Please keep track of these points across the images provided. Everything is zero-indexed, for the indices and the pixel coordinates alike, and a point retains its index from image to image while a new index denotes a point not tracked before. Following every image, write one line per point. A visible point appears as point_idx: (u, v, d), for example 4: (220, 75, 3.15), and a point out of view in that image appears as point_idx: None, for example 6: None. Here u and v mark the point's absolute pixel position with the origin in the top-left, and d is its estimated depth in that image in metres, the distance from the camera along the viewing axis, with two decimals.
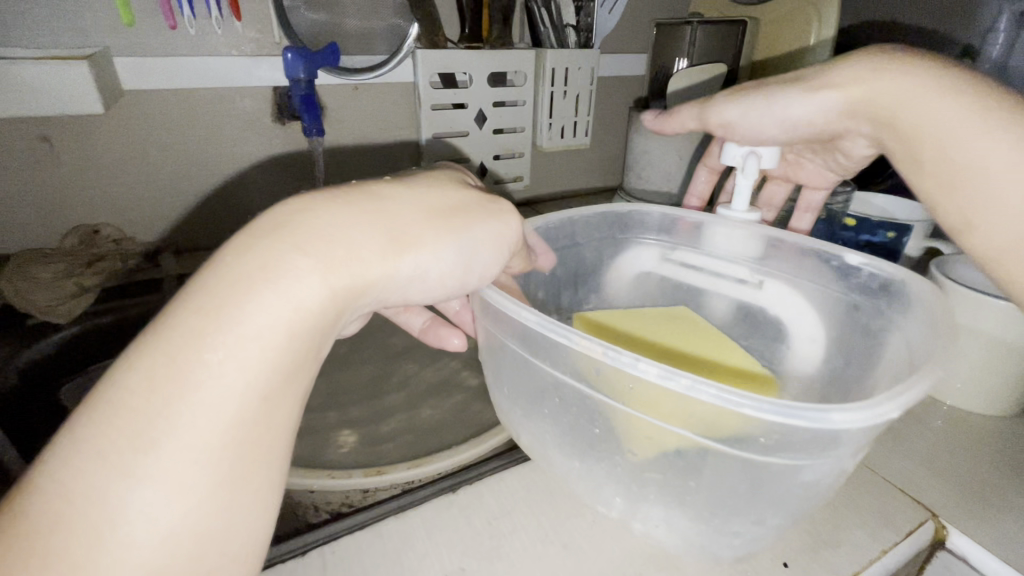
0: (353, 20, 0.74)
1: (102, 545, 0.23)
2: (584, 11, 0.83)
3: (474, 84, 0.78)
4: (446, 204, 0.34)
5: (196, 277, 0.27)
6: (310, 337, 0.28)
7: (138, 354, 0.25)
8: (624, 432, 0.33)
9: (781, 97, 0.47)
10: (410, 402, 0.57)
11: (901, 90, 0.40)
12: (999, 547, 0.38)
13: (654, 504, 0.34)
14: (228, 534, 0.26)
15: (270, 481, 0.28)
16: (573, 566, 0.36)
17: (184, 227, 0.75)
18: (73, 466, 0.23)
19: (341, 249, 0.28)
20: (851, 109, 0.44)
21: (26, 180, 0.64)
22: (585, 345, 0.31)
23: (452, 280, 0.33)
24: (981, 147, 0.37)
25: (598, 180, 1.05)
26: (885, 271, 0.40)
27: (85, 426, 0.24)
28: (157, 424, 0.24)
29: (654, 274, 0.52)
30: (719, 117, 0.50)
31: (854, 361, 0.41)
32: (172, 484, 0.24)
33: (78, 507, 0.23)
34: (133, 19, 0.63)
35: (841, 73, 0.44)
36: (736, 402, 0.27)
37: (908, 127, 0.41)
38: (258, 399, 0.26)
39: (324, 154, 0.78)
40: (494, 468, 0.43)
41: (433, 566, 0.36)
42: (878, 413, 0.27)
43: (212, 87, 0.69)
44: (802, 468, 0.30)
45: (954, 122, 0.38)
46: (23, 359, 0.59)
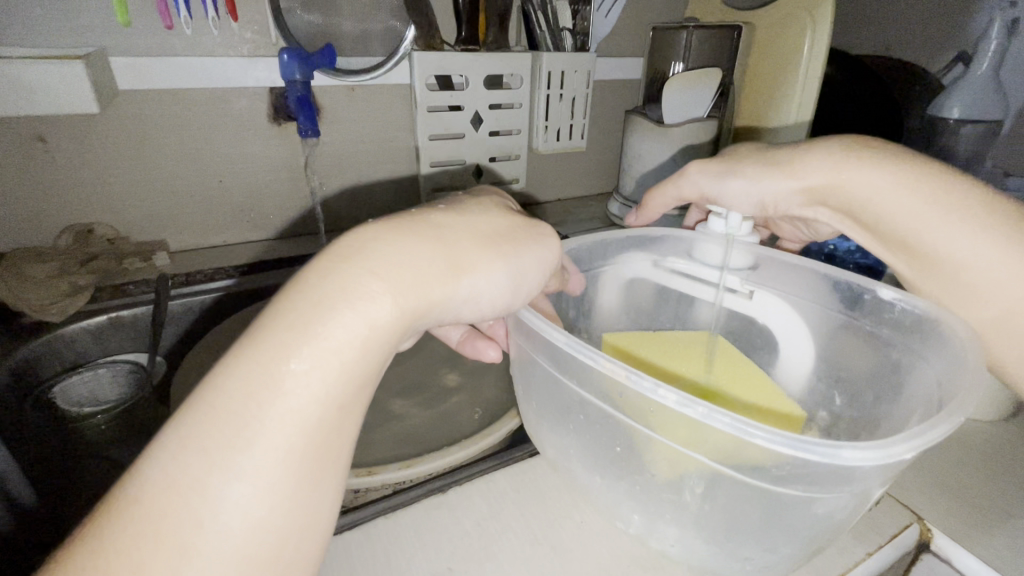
0: (349, 21, 0.74)
1: (198, 539, 0.24)
2: (580, 15, 0.84)
3: (470, 86, 0.79)
4: (502, 228, 0.34)
5: (282, 292, 0.28)
6: (382, 353, 0.29)
7: (234, 361, 0.26)
8: (647, 457, 0.33)
9: (753, 178, 0.46)
10: (404, 403, 0.57)
11: (873, 185, 0.42)
12: (981, 549, 0.38)
13: (669, 523, 0.34)
14: (301, 536, 0.26)
15: (335, 485, 0.28)
16: (560, 565, 0.36)
17: (178, 227, 0.75)
18: (180, 458, 0.24)
19: (411, 271, 0.29)
20: (815, 195, 0.45)
21: (21, 179, 0.64)
22: (608, 367, 0.31)
23: (506, 301, 0.34)
24: (949, 243, 0.40)
25: (595, 182, 1.05)
26: (916, 308, 0.39)
27: (188, 422, 0.25)
28: (250, 426, 0.25)
29: (659, 284, 0.52)
30: (697, 189, 0.49)
31: (875, 390, 0.41)
32: (261, 485, 0.25)
33: (179, 501, 0.24)
34: (129, 19, 0.63)
35: (812, 163, 0.44)
36: (749, 432, 0.28)
37: (877, 220, 0.43)
38: (335, 409, 0.27)
39: (319, 155, 0.79)
40: (483, 469, 0.44)
41: (421, 565, 0.36)
42: (891, 454, 0.27)
43: (208, 87, 0.69)
44: (815, 503, 0.30)
45: (918, 219, 0.41)
46: (18, 357, 0.59)
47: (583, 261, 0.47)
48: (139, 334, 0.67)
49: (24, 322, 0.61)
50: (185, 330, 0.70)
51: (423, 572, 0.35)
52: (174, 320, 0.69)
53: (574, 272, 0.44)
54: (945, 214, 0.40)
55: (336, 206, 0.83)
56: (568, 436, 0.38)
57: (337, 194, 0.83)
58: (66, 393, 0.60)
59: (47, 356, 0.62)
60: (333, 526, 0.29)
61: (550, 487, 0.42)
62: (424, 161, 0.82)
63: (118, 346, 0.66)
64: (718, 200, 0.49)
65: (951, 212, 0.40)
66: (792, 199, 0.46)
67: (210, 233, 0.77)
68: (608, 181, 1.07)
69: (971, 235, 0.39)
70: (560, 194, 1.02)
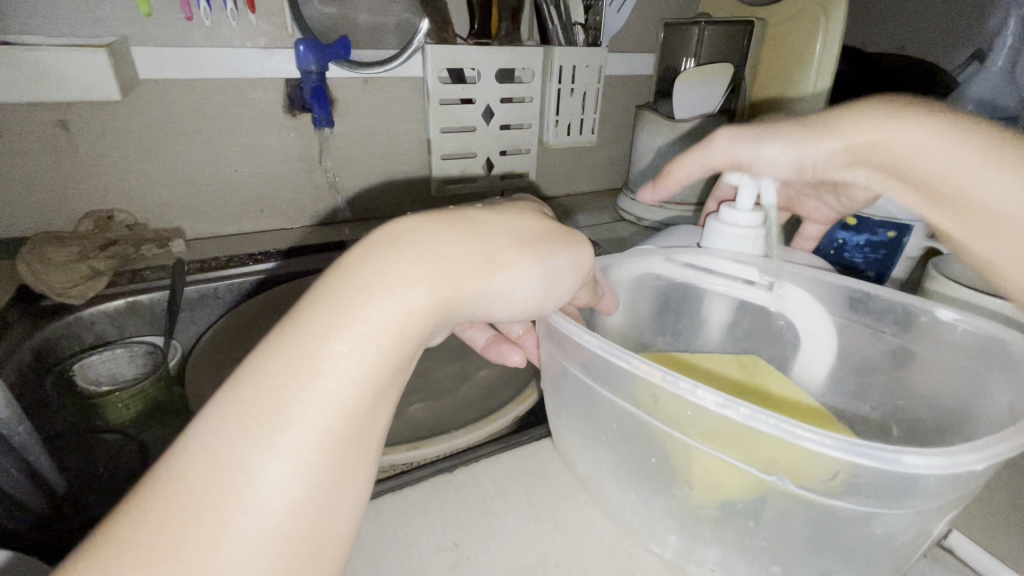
0: (364, 15, 0.75)
1: (239, 514, 0.23)
2: (593, 10, 0.84)
3: (482, 80, 0.80)
4: (535, 230, 0.35)
5: (322, 279, 0.28)
6: (415, 341, 0.28)
7: (278, 342, 0.26)
8: (689, 467, 0.32)
9: (792, 141, 0.44)
10: (413, 392, 0.58)
11: (906, 142, 0.39)
12: (992, 542, 0.37)
13: (710, 543, 0.33)
14: (334, 517, 0.26)
15: (365, 469, 0.28)
16: (563, 544, 0.37)
17: (194, 216, 0.76)
18: (222, 435, 0.24)
19: (446, 262, 0.29)
20: (853, 156, 0.43)
21: (44, 164, 0.66)
22: (644, 369, 0.31)
23: (536, 302, 0.34)
24: (991, 198, 0.36)
25: (605, 179, 1.05)
26: (983, 330, 0.37)
27: (229, 401, 0.25)
28: (290, 405, 0.25)
29: (672, 286, 0.49)
30: (728, 155, 0.46)
31: (946, 424, 0.37)
32: (301, 463, 0.24)
33: (220, 476, 0.23)
34: (151, 11, 0.65)
35: (848, 120, 0.42)
36: (797, 435, 0.26)
37: (917, 174, 0.39)
38: (370, 395, 0.27)
39: (332, 146, 0.80)
40: (492, 450, 0.45)
41: (427, 540, 0.37)
42: (958, 462, 0.25)
43: (226, 77, 0.71)
44: (873, 519, 0.28)
45: (963, 168, 0.36)
46: (39, 337, 0.60)
47: (614, 277, 0.46)
48: (157, 318, 0.69)
49: (41, 304, 0.62)
50: (202, 317, 0.71)
51: (429, 547, 0.36)
52: (191, 308, 0.70)
53: (609, 291, 0.43)
54: (989, 165, 0.35)
55: (349, 198, 0.84)
56: (584, 432, 0.38)
57: (348, 185, 0.84)
58: (85, 370, 0.61)
59: (66, 337, 0.63)
60: (360, 517, 0.28)
61: (554, 471, 0.42)
62: (435, 155, 0.83)
63: (134, 330, 0.68)
64: (752, 166, 0.46)
65: (999, 160, 0.35)
66: (832, 159, 0.44)
67: (225, 222, 0.79)
68: (619, 177, 1.07)
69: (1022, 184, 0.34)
70: (569, 189, 1.03)
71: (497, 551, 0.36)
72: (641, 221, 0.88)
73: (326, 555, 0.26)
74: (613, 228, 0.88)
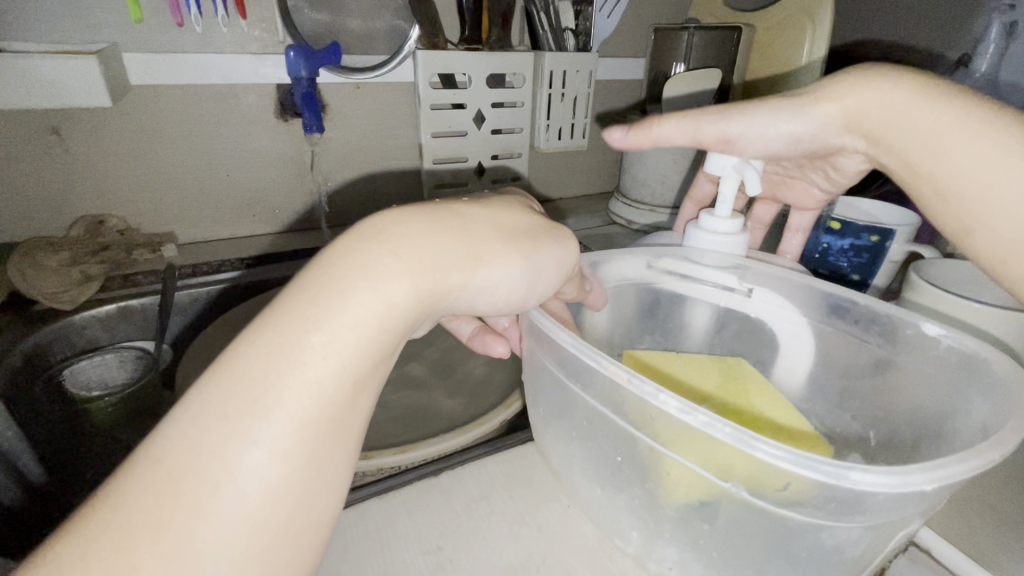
0: (355, 20, 0.76)
1: (214, 500, 0.23)
2: (583, 15, 0.85)
3: (473, 85, 0.80)
4: (521, 225, 0.35)
5: (307, 271, 0.28)
6: (395, 334, 0.29)
7: (260, 332, 0.26)
8: (653, 468, 0.33)
9: (783, 113, 0.45)
10: (403, 396, 0.58)
11: (889, 103, 0.41)
12: (966, 543, 0.38)
13: (668, 543, 0.33)
14: (308, 512, 0.26)
15: (343, 467, 0.28)
16: (544, 547, 0.37)
17: (185, 220, 0.77)
18: (202, 423, 0.24)
19: (428, 255, 0.29)
20: (843, 123, 0.44)
21: (35, 170, 0.66)
22: (613, 371, 0.31)
23: (520, 296, 0.34)
24: (973, 155, 0.36)
25: (596, 182, 1.06)
26: (966, 347, 0.37)
27: (211, 389, 0.25)
28: (268, 395, 0.25)
29: (657, 288, 0.49)
30: (717, 131, 0.46)
31: (916, 430, 0.38)
32: (276, 453, 0.25)
33: (198, 463, 0.24)
34: (141, 17, 0.65)
35: (840, 87, 0.43)
36: (751, 444, 0.27)
37: (896, 137, 0.41)
38: (349, 386, 0.27)
39: (323, 150, 0.80)
40: (477, 454, 0.45)
41: (411, 543, 0.37)
42: (907, 482, 0.25)
43: (216, 83, 0.71)
44: (823, 531, 0.29)
45: (938, 125, 0.38)
46: (30, 342, 0.60)
47: (602, 275, 0.46)
48: (149, 323, 0.69)
49: (33, 309, 0.62)
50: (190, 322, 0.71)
51: (413, 550, 0.37)
52: (182, 311, 0.70)
53: (597, 287, 0.43)
54: (970, 124, 0.37)
55: (341, 202, 0.85)
56: (558, 428, 0.38)
57: (340, 189, 0.84)
58: (76, 376, 0.63)
59: (58, 341, 0.63)
60: (336, 516, 0.28)
61: (537, 474, 0.43)
62: (427, 159, 0.84)
63: (127, 335, 0.68)
64: (739, 141, 0.46)
65: (969, 119, 0.37)
66: (827, 126, 0.45)
67: (217, 226, 0.79)
68: (610, 181, 1.08)
69: (997, 141, 0.36)
70: (561, 193, 1.03)
71: (480, 554, 0.37)
72: (631, 224, 0.89)
73: (305, 544, 0.26)
74: (603, 231, 0.89)
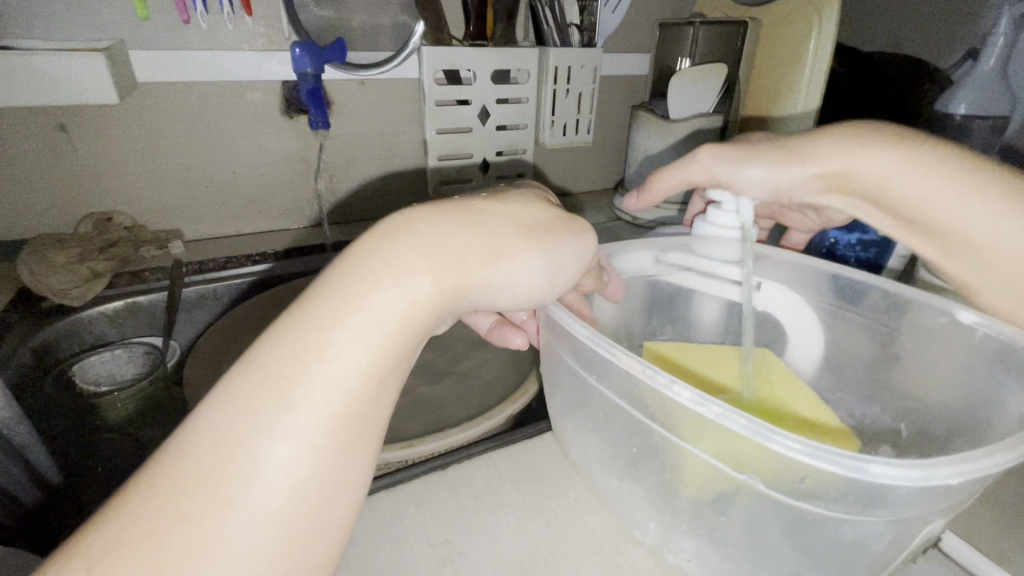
0: (360, 17, 0.76)
1: (242, 492, 0.23)
2: (588, 11, 0.84)
3: (478, 81, 0.80)
4: (542, 220, 0.34)
5: (331, 266, 0.28)
6: (420, 330, 0.28)
7: (285, 327, 0.26)
8: (668, 460, 0.32)
9: (769, 164, 0.42)
10: (411, 391, 0.58)
11: (884, 171, 0.39)
12: (976, 538, 0.38)
13: (686, 534, 0.33)
14: (334, 504, 0.26)
15: (366, 460, 0.27)
16: (553, 540, 0.37)
17: (192, 217, 0.77)
18: (228, 416, 0.24)
19: (450, 251, 0.29)
20: (831, 182, 0.42)
21: (43, 167, 0.67)
22: (627, 362, 0.31)
23: (541, 292, 0.34)
24: (976, 227, 0.38)
25: (602, 178, 1.06)
26: (1002, 334, 0.35)
27: (237, 382, 0.25)
28: (295, 388, 0.25)
29: (664, 282, 0.48)
30: (707, 173, 0.44)
31: (948, 424, 0.37)
32: (303, 446, 0.25)
33: (226, 455, 0.24)
34: (148, 14, 0.66)
35: (827, 149, 0.41)
36: (768, 437, 0.27)
37: (899, 203, 0.40)
38: (374, 381, 0.27)
39: (328, 147, 0.80)
40: (484, 448, 0.45)
41: (420, 536, 0.37)
42: (928, 475, 0.25)
43: (222, 80, 0.71)
44: (843, 523, 0.28)
45: (940, 202, 0.38)
46: (39, 338, 0.61)
47: (619, 265, 0.45)
48: (156, 319, 0.69)
49: (40, 306, 0.63)
50: (199, 318, 0.72)
51: (422, 543, 0.37)
52: (190, 308, 0.71)
53: (615, 279, 0.43)
54: (968, 198, 0.38)
55: (347, 199, 0.85)
56: (576, 419, 0.39)
57: (345, 186, 0.84)
58: (83, 370, 0.62)
59: (65, 338, 0.63)
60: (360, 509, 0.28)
61: (546, 468, 0.43)
62: (432, 156, 0.84)
63: (135, 331, 0.69)
64: (732, 185, 0.44)
65: (972, 185, 0.38)
66: (809, 186, 0.42)
67: (224, 223, 0.79)
68: (615, 177, 1.07)
69: (997, 203, 0.38)
70: (566, 189, 1.03)
71: (489, 547, 0.37)
72: (637, 220, 0.89)
73: (328, 540, 0.26)
74: (609, 228, 0.89)
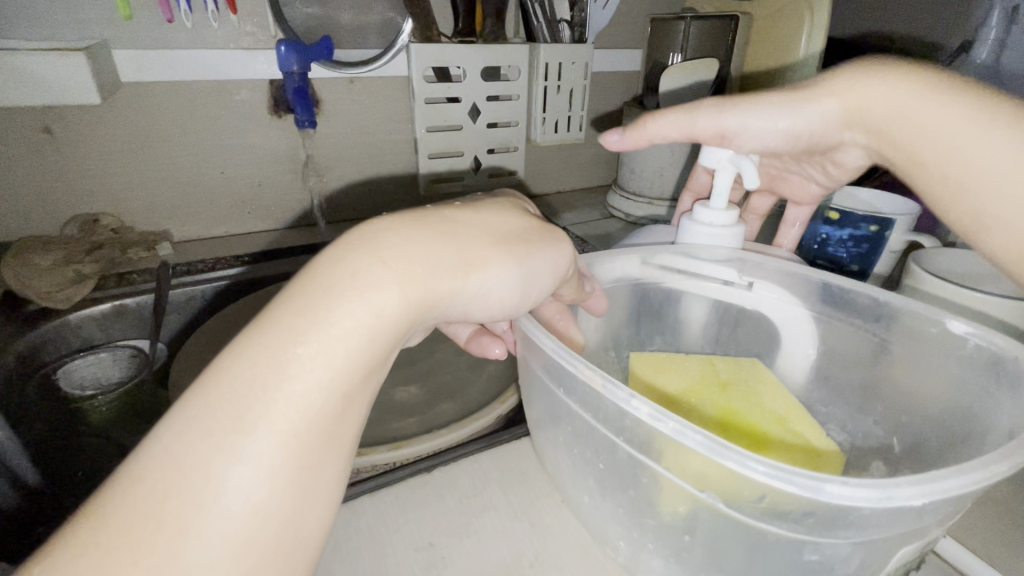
0: (346, 14, 0.75)
1: (198, 518, 0.23)
2: (578, 7, 0.83)
3: (468, 78, 0.79)
4: (515, 229, 0.34)
5: (293, 281, 0.27)
6: (387, 344, 0.28)
7: (246, 345, 0.25)
8: (636, 477, 0.32)
9: (781, 101, 0.44)
10: (400, 392, 0.58)
11: (895, 99, 0.39)
12: (974, 541, 0.38)
13: (654, 553, 0.33)
14: (301, 525, 0.26)
15: (332, 480, 0.27)
16: (538, 543, 0.37)
17: (179, 219, 0.76)
18: (185, 440, 0.24)
19: (417, 263, 0.28)
20: (845, 116, 0.43)
21: (27, 168, 0.66)
22: (588, 375, 0.31)
23: (514, 302, 0.33)
24: (978, 157, 0.35)
25: (594, 175, 1.05)
26: (996, 346, 0.35)
27: (195, 404, 0.24)
28: (256, 408, 0.24)
29: (649, 287, 0.47)
30: (712, 124, 0.45)
31: (944, 428, 0.36)
32: (264, 468, 0.24)
33: (182, 482, 0.23)
34: (131, 13, 0.65)
35: (840, 81, 0.42)
36: (722, 454, 0.26)
37: (910, 136, 0.39)
38: (339, 397, 0.26)
39: (316, 146, 0.79)
40: (471, 451, 0.44)
41: (403, 540, 0.37)
42: (890, 495, 0.25)
43: (208, 79, 0.70)
44: (806, 545, 0.28)
45: (949, 124, 0.37)
46: (23, 343, 0.60)
47: (601, 274, 0.44)
48: (144, 321, 0.68)
49: (26, 310, 0.62)
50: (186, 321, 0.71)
51: (405, 548, 0.36)
52: (178, 310, 0.70)
53: (598, 291, 0.42)
54: (976, 123, 0.35)
55: (337, 198, 0.84)
56: (550, 433, 0.38)
57: (334, 186, 0.83)
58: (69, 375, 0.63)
59: (52, 341, 0.63)
60: (329, 531, 0.28)
61: (531, 470, 0.43)
62: (422, 153, 0.83)
63: (122, 333, 0.68)
64: (737, 136, 0.45)
65: (987, 120, 0.35)
66: (825, 121, 0.44)
67: (213, 224, 0.79)
68: (608, 174, 1.07)
69: (1011, 138, 0.34)
70: (559, 186, 1.02)
71: (472, 551, 0.36)
72: (629, 217, 0.89)
73: (293, 562, 0.26)
74: (602, 225, 0.88)
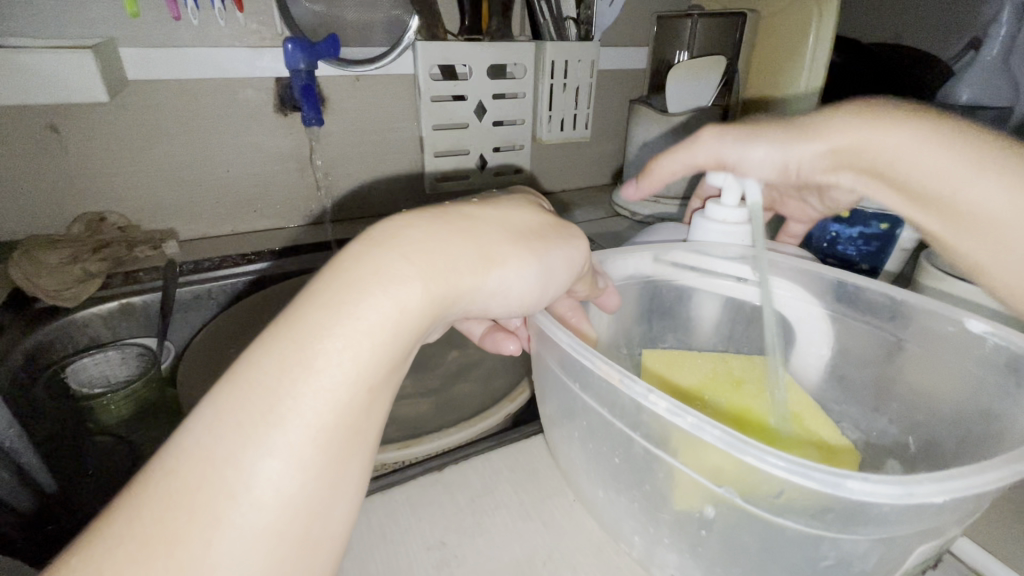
0: (352, 12, 0.75)
1: (231, 508, 0.23)
2: (585, 4, 0.83)
3: (474, 76, 0.79)
4: (532, 225, 0.34)
5: (319, 274, 0.27)
6: (410, 338, 0.28)
7: (274, 338, 0.25)
8: (652, 472, 0.32)
9: (775, 141, 0.43)
10: (408, 391, 0.58)
11: (891, 146, 0.37)
12: (988, 541, 0.37)
13: (668, 548, 0.33)
14: (327, 518, 0.25)
15: (357, 474, 0.27)
16: (551, 541, 0.37)
17: (186, 217, 0.76)
18: (216, 432, 0.24)
19: (441, 258, 0.28)
20: (836, 159, 0.41)
21: (34, 167, 0.66)
22: (605, 370, 0.31)
23: (531, 299, 0.33)
24: (984, 205, 0.35)
25: (600, 173, 1.05)
26: (1015, 344, 0.34)
27: (225, 396, 0.24)
28: (284, 401, 0.24)
29: (662, 283, 0.47)
30: (712, 155, 0.45)
31: (959, 427, 0.36)
32: (294, 460, 0.24)
33: (214, 474, 0.23)
34: (137, 11, 0.65)
35: (830, 124, 0.40)
36: (741, 448, 0.26)
37: (908, 184, 0.37)
38: (365, 391, 0.26)
39: (322, 144, 0.79)
40: (481, 449, 0.44)
41: (416, 539, 0.37)
42: (911, 492, 0.24)
43: (214, 77, 0.70)
44: (823, 541, 0.28)
45: (951, 174, 0.35)
46: (31, 340, 0.60)
47: (613, 270, 0.44)
48: (151, 320, 0.69)
49: (35, 308, 0.62)
50: (195, 318, 0.71)
51: (418, 546, 0.36)
52: (185, 308, 0.70)
53: (611, 288, 0.42)
54: (977, 172, 0.34)
55: (343, 197, 0.84)
56: (563, 428, 0.38)
57: (340, 184, 0.83)
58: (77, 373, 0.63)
59: (59, 339, 0.63)
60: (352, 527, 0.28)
61: (543, 468, 0.42)
62: (428, 152, 0.83)
63: (129, 332, 0.68)
64: (737, 167, 0.45)
65: (987, 169, 0.34)
66: (816, 162, 0.42)
67: (219, 223, 0.79)
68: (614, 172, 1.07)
69: (1012, 188, 0.34)
70: (564, 185, 1.02)
71: (485, 549, 0.36)
72: (635, 215, 0.89)
73: (321, 554, 0.26)
74: (608, 224, 0.88)
